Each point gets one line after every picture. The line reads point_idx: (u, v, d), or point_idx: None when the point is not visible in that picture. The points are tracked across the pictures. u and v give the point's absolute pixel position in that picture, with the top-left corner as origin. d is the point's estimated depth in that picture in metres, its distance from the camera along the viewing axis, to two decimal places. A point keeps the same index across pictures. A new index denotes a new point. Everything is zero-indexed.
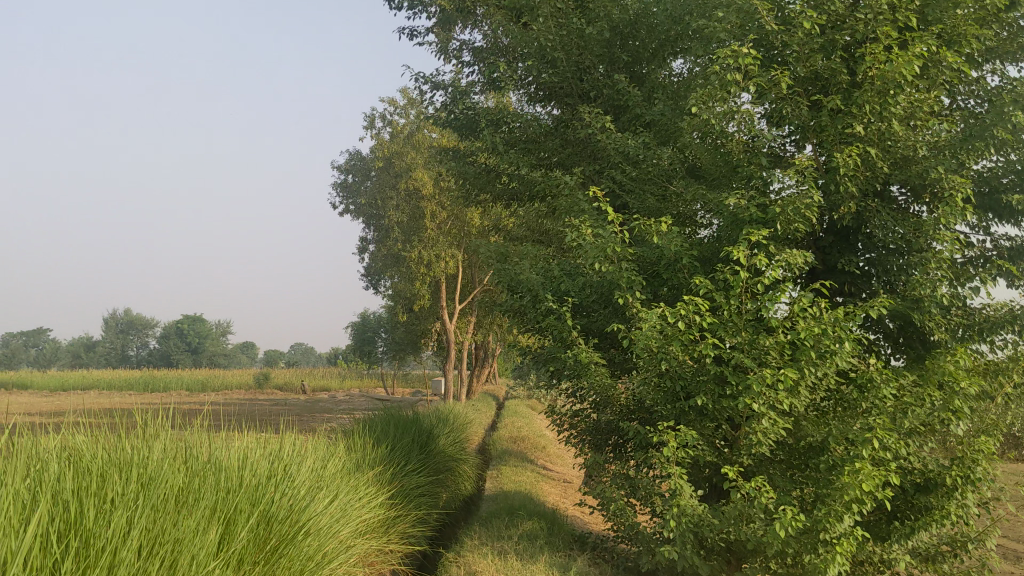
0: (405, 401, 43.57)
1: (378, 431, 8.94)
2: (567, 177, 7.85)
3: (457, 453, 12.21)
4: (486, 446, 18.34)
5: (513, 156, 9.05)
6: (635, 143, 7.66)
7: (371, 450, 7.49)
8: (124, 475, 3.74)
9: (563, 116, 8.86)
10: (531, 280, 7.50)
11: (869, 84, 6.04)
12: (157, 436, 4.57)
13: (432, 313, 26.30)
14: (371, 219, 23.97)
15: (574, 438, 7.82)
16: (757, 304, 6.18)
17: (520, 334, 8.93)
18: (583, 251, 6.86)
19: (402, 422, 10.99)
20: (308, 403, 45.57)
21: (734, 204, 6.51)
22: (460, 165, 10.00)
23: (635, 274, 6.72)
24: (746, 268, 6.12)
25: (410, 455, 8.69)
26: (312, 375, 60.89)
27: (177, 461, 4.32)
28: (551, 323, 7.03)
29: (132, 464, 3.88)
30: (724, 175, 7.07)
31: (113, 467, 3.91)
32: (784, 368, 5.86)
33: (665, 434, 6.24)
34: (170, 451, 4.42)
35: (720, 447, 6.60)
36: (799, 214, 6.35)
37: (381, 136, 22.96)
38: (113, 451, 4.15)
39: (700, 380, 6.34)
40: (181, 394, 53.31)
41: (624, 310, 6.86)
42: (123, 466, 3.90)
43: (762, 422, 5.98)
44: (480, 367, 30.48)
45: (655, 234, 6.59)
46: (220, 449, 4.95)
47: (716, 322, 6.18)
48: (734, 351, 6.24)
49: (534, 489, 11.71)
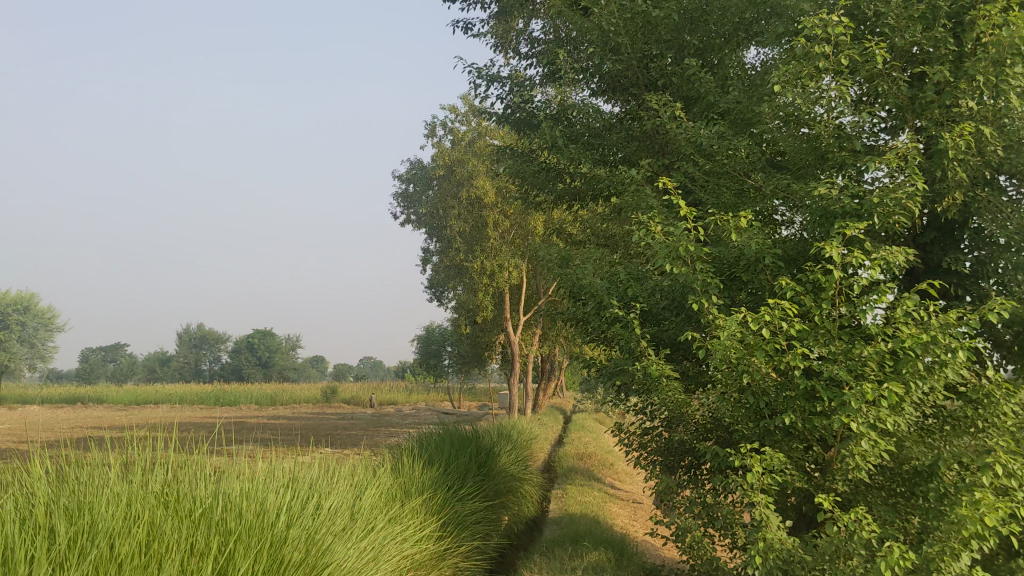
0: (472, 415, 43.07)
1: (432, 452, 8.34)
2: (633, 172, 7.17)
3: (519, 472, 11.56)
4: (552, 463, 17.66)
5: (574, 152, 8.40)
6: (708, 133, 6.95)
7: (422, 473, 6.89)
8: (100, 530, 3.17)
9: (628, 109, 8.19)
10: (595, 285, 6.84)
11: (982, 54, 5.25)
12: (145, 477, 4.13)
13: (497, 325, 25.74)
14: (432, 229, 23.50)
15: (643, 460, 7.11)
16: (853, 308, 5.41)
17: (584, 345, 8.25)
18: (653, 251, 6.18)
19: (461, 440, 10.39)
20: (373, 417, 45.37)
21: (824, 195, 5.76)
22: (518, 164, 9.38)
23: (711, 276, 6.01)
24: (841, 268, 5.37)
25: (466, 476, 8.06)
26: (379, 389, 60.84)
27: (169, 504, 3.80)
28: (617, 332, 6.36)
29: (113, 515, 3.32)
30: (811, 164, 6.32)
31: (82, 520, 3.39)
32: (887, 383, 5.09)
33: (748, 458, 5.51)
34: (156, 490, 3.97)
35: (811, 472, 5.84)
36: (901, 206, 5.57)
37: (441, 145, 22.49)
38: (82, 498, 3.72)
39: (786, 395, 5.61)
40: (250, 408, 53.70)
41: (700, 317, 6.15)
42: (105, 517, 3.33)
43: (861, 445, 5.21)
44: (547, 380, 29.80)
45: (733, 231, 5.87)
46: (225, 480, 4.49)
47: (806, 330, 5.44)
48: (826, 362, 5.48)
49: (601, 512, 11.00)
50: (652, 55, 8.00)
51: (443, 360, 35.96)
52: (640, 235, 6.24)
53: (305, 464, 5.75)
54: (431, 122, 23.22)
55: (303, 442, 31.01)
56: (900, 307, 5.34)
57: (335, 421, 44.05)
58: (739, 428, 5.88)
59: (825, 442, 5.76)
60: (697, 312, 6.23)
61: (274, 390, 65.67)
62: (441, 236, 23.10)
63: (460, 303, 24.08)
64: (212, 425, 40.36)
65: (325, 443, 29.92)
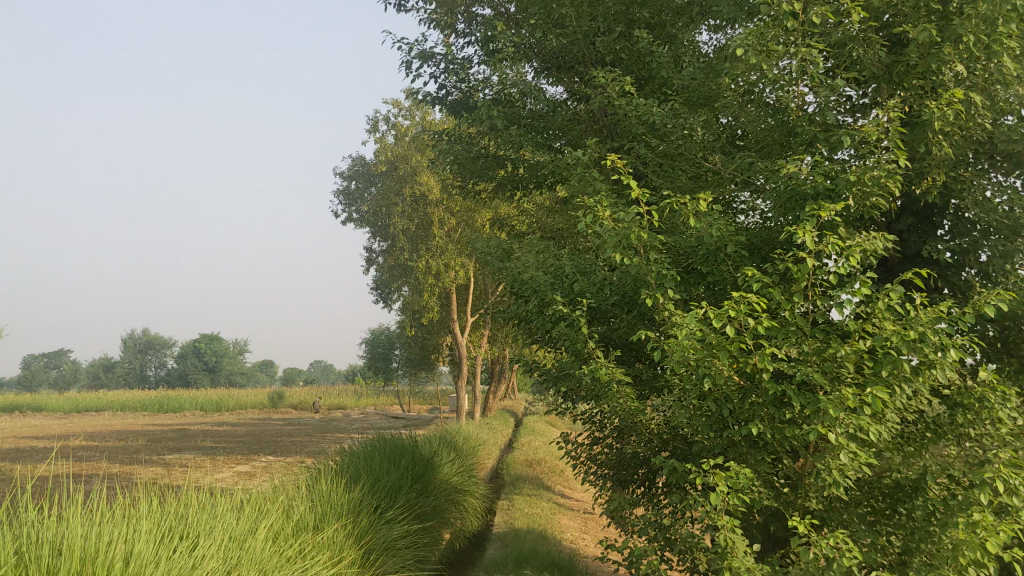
0: (421, 419, 42.13)
1: (362, 468, 7.56)
2: (579, 154, 6.48)
3: (463, 484, 10.81)
4: (499, 470, 16.94)
5: (515, 135, 7.68)
6: (662, 110, 6.28)
7: (346, 497, 6.13)
8: None
9: (574, 89, 7.50)
10: (537, 280, 6.11)
11: (972, 10, 4.66)
12: None
13: (444, 326, 24.94)
14: (375, 227, 22.65)
15: (592, 474, 6.41)
16: (828, 302, 4.75)
17: (528, 347, 7.53)
18: (601, 241, 5.47)
19: (399, 452, 9.62)
20: (321, 422, 44.30)
21: (792, 174, 5.12)
22: (455, 150, 8.62)
23: (666, 268, 5.32)
24: (813, 255, 4.71)
25: (397, 495, 7.29)
26: (327, 393, 59.61)
27: None
28: (563, 332, 5.64)
29: None
30: (777, 142, 5.66)
31: None
32: (870, 386, 4.42)
33: (711, 475, 4.82)
34: None
35: (781, 488, 5.17)
36: (880, 186, 4.94)
37: (384, 140, 21.66)
38: None
39: (753, 402, 4.93)
40: (194, 415, 52.23)
41: (655, 313, 5.46)
42: None
43: (840, 458, 4.55)
44: (497, 382, 29.08)
45: (692, 217, 5.19)
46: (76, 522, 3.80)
47: (775, 327, 4.76)
48: (798, 364, 4.80)
49: (549, 525, 10.29)
50: (600, 29, 7.32)
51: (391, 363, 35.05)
52: (586, 222, 5.54)
53: (204, 500, 5.03)
54: (373, 117, 22.40)
55: (245, 449, 29.92)
56: (879, 298, 4.69)
57: (281, 427, 42.87)
58: (699, 440, 5.19)
59: (797, 454, 5.10)
60: (651, 308, 5.53)
61: (220, 395, 64.07)
62: (384, 235, 22.26)
63: (405, 304, 23.27)
64: (153, 434, 39.03)
65: (268, 451, 28.86)
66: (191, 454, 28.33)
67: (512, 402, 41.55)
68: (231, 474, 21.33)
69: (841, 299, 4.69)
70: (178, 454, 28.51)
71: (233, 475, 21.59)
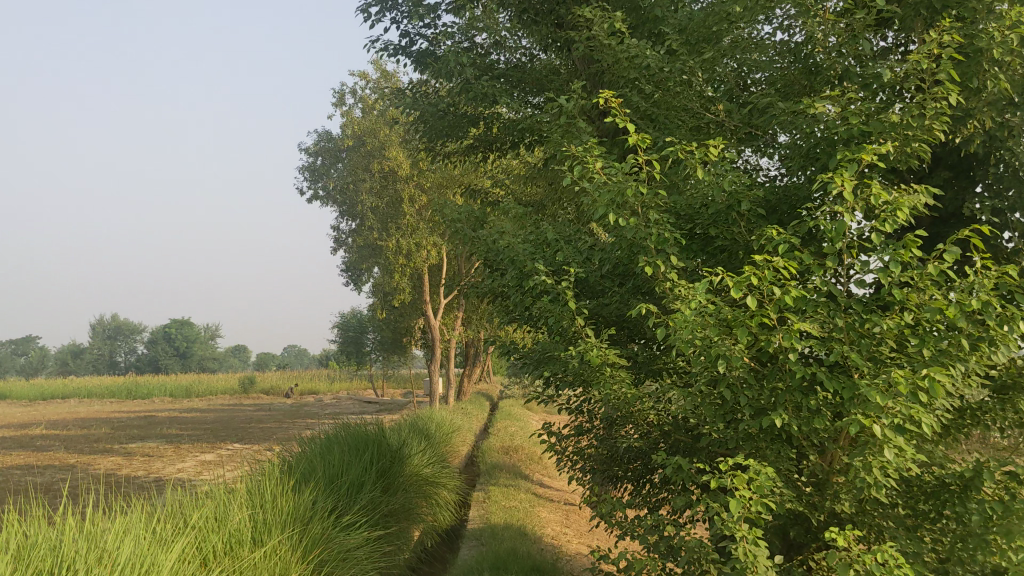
0: (394, 404, 41.27)
1: (318, 465, 6.70)
2: (563, 103, 5.65)
3: (434, 477, 9.96)
4: (473, 459, 16.13)
5: (488, 87, 6.83)
6: (658, 53, 5.47)
7: (296, 504, 5.26)
8: None
9: (556, 36, 6.66)
10: (515, 248, 5.27)
11: None
12: None
13: (416, 308, 24.07)
14: (342, 205, 21.69)
15: (577, 472, 5.60)
16: (868, 268, 3.94)
17: (505, 327, 6.69)
18: (591, 198, 4.64)
19: (364, 443, 8.75)
20: (291, 407, 43.28)
21: (820, 116, 4.31)
22: (420, 108, 7.73)
23: (669, 230, 4.50)
24: (851, 209, 3.90)
25: (357, 496, 6.45)
26: (298, 378, 58.52)
27: None
28: (547, 306, 4.80)
29: None
30: (797, 83, 4.87)
31: None
32: (926, 368, 3.63)
33: (728, 476, 4.01)
34: None
35: (806, 488, 4.39)
36: (925, 129, 4.14)
37: (351, 113, 20.71)
38: None
39: (775, 388, 4.13)
40: (161, 402, 51.01)
41: (655, 284, 4.64)
42: None
43: (885, 454, 3.76)
44: (472, 366, 28.27)
45: (701, 169, 4.37)
46: None
47: (805, 297, 3.95)
48: (831, 341, 4.00)
49: (528, 520, 9.49)
50: None
51: (362, 347, 34.15)
52: (574, 178, 4.70)
53: (117, 525, 4.14)
54: (340, 91, 21.41)
55: (212, 437, 28.95)
56: (930, 262, 3.90)
57: (251, 413, 41.84)
58: (708, 432, 4.39)
59: (824, 448, 4.31)
60: (650, 279, 4.72)
61: (189, 381, 62.85)
62: (353, 214, 21.34)
63: (376, 286, 22.36)
64: (118, 421, 37.92)
65: (235, 439, 27.89)
66: (155, 443, 27.33)
67: (487, 386, 40.76)
68: (194, 465, 20.39)
69: (885, 262, 3.89)
70: (141, 443, 27.49)
71: (197, 464, 20.64)
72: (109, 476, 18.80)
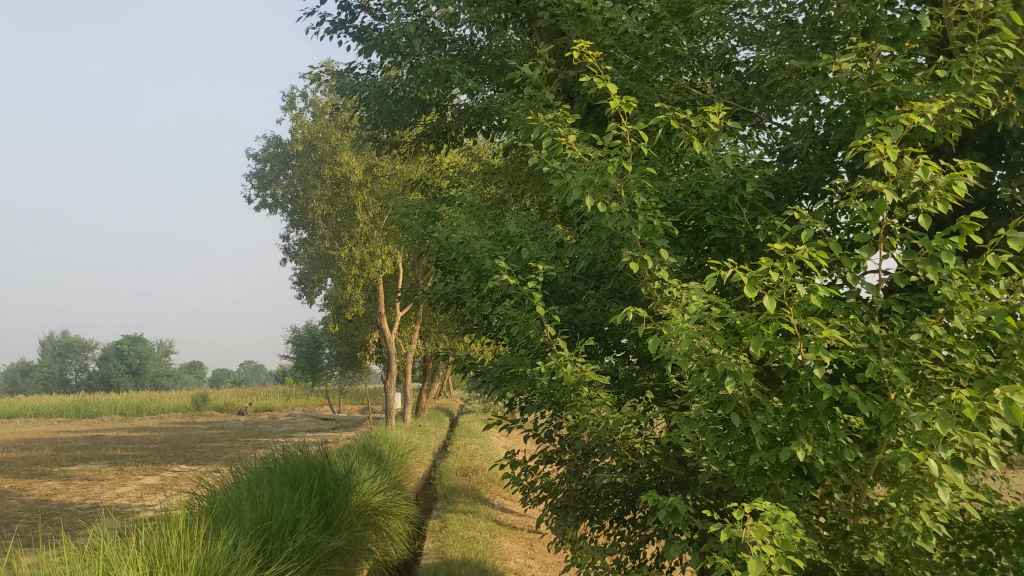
0: (352, 420, 40.13)
1: (245, 504, 5.82)
2: (527, 75, 4.86)
3: (385, 506, 9.04)
4: (430, 480, 15.22)
5: (438, 64, 6.01)
6: (634, 17, 4.73)
7: (206, 555, 4.35)
8: None
9: (516, 8, 5.90)
10: (471, 245, 4.44)
11: None
12: None
13: (371, 321, 23.12)
14: (293, 213, 20.73)
15: (546, 509, 4.75)
16: (912, 262, 3.16)
17: (460, 338, 5.84)
18: (562, 178, 3.83)
19: (303, 472, 7.82)
20: (245, 425, 41.93)
21: (842, 77, 3.54)
22: (364, 93, 6.89)
23: (658, 217, 3.71)
24: (892, 188, 3.11)
25: (288, 540, 5.57)
26: (253, 395, 57.09)
27: None
28: (509, 312, 3.96)
29: None
30: (802, 46, 4.16)
31: None
32: (998, 387, 2.84)
33: (740, 524, 3.19)
34: None
35: (829, 535, 3.59)
36: (970, 92, 3.41)
37: (300, 117, 19.80)
38: None
39: (794, 411, 3.32)
40: (111, 421, 49.34)
41: (642, 284, 3.84)
42: None
43: (939, 496, 2.96)
44: (429, 381, 27.36)
45: (698, 142, 3.57)
46: None
47: (834, 298, 3.15)
48: (866, 354, 3.21)
49: (488, 553, 8.60)
50: None
51: (317, 362, 33.10)
52: (542, 155, 3.88)
53: None
54: (289, 94, 20.53)
55: (158, 458, 27.67)
56: (989, 252, 3.13)
57: (203, 431, 40.46)
58: (707, 464, 3.58)
59: (850, 484, 3.52)
60: (634, 277, 3.91)
61: (140, 399, 61.05)
62: (303, 222, 20.38)
63: (329, 298, 21.38)
64: (61, 442, 36.43)
65: (182, 459, 26.68)
66: (95, 465, 26.04)
67: (446, 401, 39.88)
68: (134, 489, 19.23)
69: (933, 254, 3.12)
70: (82, 465, 26.16)
71: (138, 488, 19.48)
72: (42, 503, 17.60)
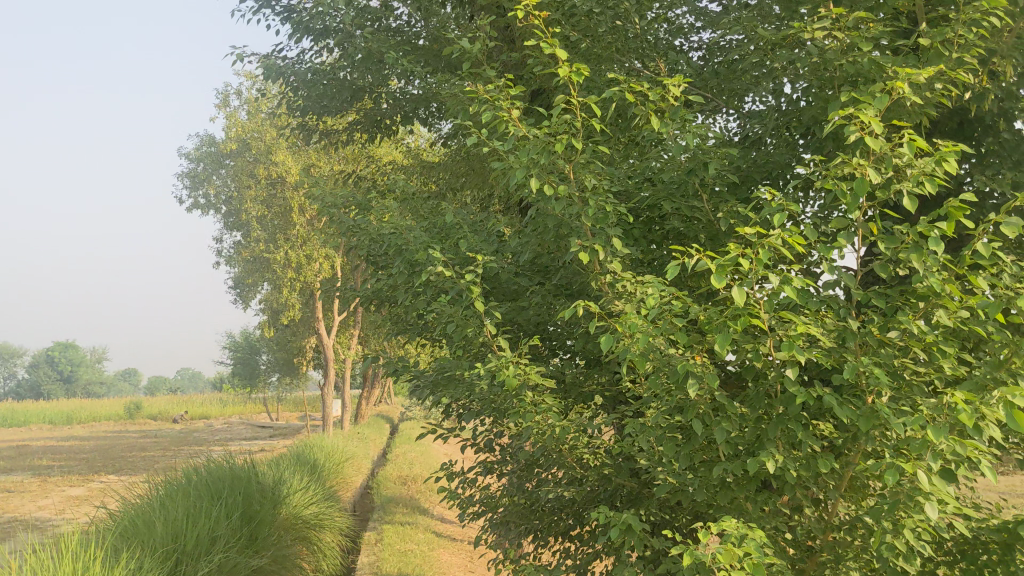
0: (290, 428, 39.25)
1: (156, 525, 5.33)
2: (466, 52, 4.48)
3: (318, 520, 8.55)
4: (368, 490, 14.70)
5: (372, 45, 5.60)
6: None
7: None
8: None
9: None
10: (404, 236, 4.04)
11: None
12: None
13: (309, 326, 22.50)
14: (226, 214, 20.05)
15: (485, 525, 4.35)
16: (894, 251, 2.84)
17: (395, 339, 5.41)
18: (504, 159, 3.44)
19: (229, 485, 7.30)
20: (179, 434, 40.77)
21: (813, 49, 3.23)
22: (292, 78, 6.44)
23: (611, 204, 3.34)
24: (872, 168, 2.79)
25: (202, 565, 5.11)
26: (188, 402, 55.69)
27: None
28: (445, 308, 3.56)
29: None
30: (761, 22, 3.88)
31: None
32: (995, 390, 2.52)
33: (703, 545, 2.83)
34: None
35: (798, 553, 3.25)
36: (951, 66, 3.11)
37: (235, 114, 19.15)
38: None
39: (763, 417, 2.98)
40: (38, 430, 47.65)
41: (592, 276, 3.47)
42: None
43: (927, 513, 2.63)
44: (369, 387, 26.77)
45: (655, 119, 3.22)
46: None
47: (808, 290, 2.82)
48: (844, 353, 2.88)
49: (425, 567, 8.17)
50: None
51: (254, 368, 32.26)
52: (482, 133, 3.49)
53: None
54: (223, 91, 19.90)
55: (84, 468, 26.63)
56: (978, 239, 2.81)
57: (134, 440, 39.25)
58: (665, 477, 3.21)
59: (822, 498, 3.19)
60: (584, 269, 3.54)
61: (69, 407, 59.16)
62: (237, 223, 19.72)
63: (265, 302, 20.73)
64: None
65: (110, 470, 25.72)
66: (18, 476, 24.98)
67: (386, 408, 39.30)
68: (56, 501, 18.38)
69: (917, 242, 2.81)
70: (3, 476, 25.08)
71: (60, 500, 18.62)
72: None
